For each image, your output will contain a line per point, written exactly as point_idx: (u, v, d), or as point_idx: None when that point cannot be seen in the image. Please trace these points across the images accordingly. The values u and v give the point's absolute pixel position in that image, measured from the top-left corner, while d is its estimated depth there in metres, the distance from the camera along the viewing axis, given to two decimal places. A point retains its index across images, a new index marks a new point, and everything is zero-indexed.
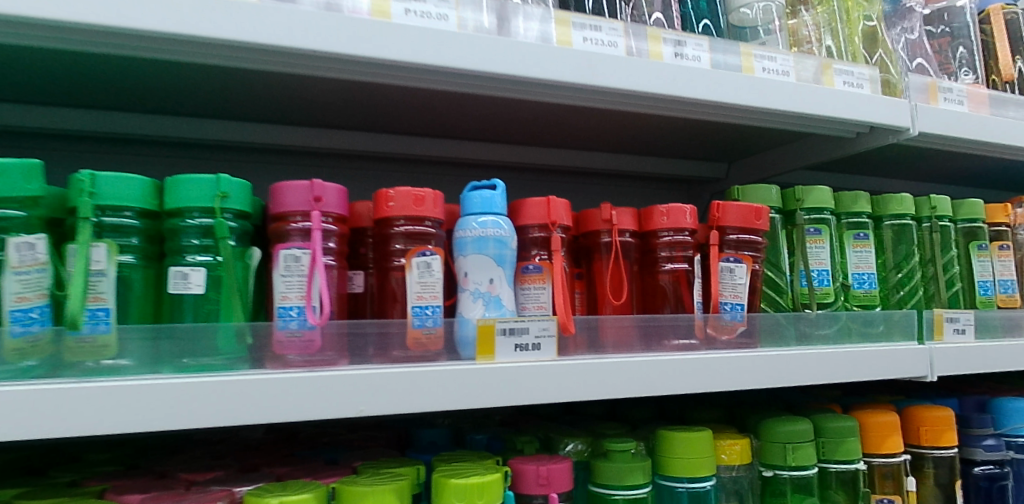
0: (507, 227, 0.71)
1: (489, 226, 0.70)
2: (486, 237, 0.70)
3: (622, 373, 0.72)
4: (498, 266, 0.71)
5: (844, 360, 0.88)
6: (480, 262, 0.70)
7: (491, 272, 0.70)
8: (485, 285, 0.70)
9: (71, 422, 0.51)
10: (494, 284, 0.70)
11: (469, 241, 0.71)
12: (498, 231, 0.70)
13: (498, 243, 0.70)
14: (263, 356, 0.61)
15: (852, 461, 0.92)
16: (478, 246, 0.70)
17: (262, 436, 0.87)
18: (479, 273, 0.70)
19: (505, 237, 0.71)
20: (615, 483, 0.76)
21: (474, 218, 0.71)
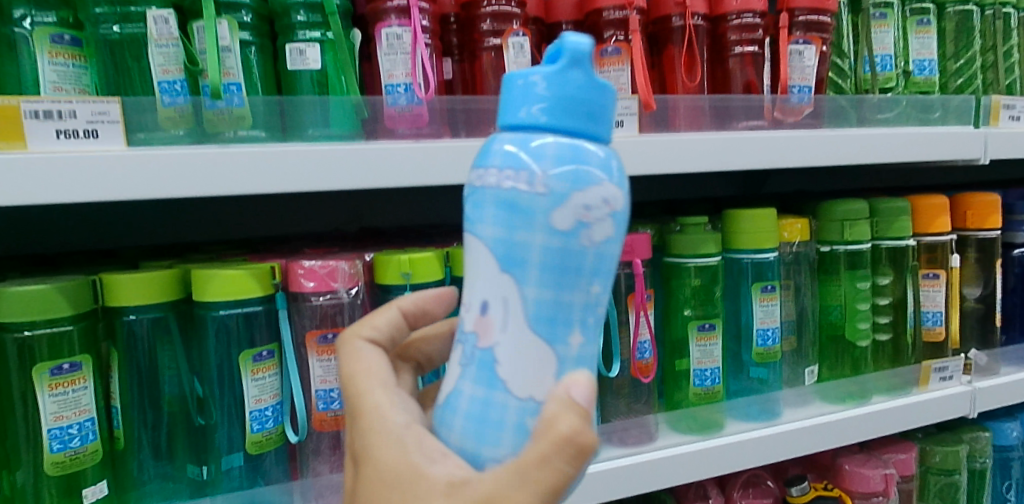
0: (504, 161, 0.45)
1: (495, 162, 0.46)
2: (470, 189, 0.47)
3: (697, 148, 0.78)
4: (490, 274, 0.46)
5: (902, 142, 0.92)
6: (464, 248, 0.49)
7: (473, 297, 0.47)
8: (461, 308, 0.48)
9: (231, 181, 0.58)
10: (478, 314, 0.46)
11: (510, 206, 0.45)
12: (494, 176, 0.45)
13: (474, 220, 0.46)
14: (376, 129, 0.66)
15: (904, 238, 0.99)
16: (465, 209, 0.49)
17: (356, 233, 0.93)
18: (468, 286, 0.47)
19: (508, 197, 0.45)
20: (689, 253, 0.84)
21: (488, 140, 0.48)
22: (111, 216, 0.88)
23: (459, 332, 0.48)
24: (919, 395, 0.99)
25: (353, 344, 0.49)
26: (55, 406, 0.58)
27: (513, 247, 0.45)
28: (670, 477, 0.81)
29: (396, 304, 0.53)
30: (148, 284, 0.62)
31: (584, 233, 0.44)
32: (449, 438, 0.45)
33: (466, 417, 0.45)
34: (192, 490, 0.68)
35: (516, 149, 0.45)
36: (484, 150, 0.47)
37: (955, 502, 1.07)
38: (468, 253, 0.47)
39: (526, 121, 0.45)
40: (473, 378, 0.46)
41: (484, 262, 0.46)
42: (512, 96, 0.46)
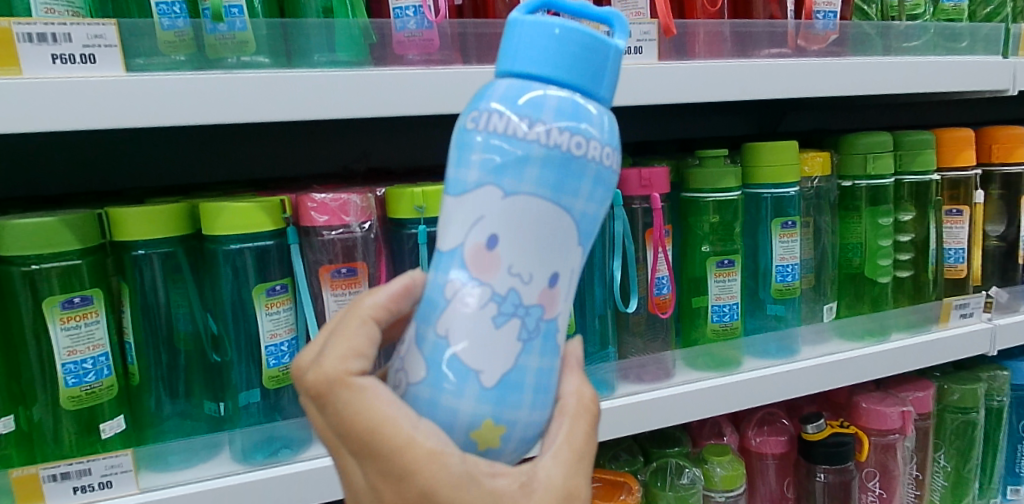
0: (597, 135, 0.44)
1: (593, 131, 0.44)
2: (556, 153, 0.43)
3: (718, 76, 0.75)
4: (566, 244, 0.44)
5: (928, 71, 0.88)
6: (517, 213, 0.43)
7: (542, 268, 0.43)
8: (507, 279, 0.43)
9: (237, 107, 0.57)
10: (547, 286, 0.44)
11: (602, 175, 0.45)
12: (595, 148, 0.44)
13: (561, 187, 0.43)
14: (385, 56, 0.64)
15: (927, 173, 0.96)
16: (526, 167, 0.42)
17: (366, 173, 0.92)
18: (527, 256, 0.43)
19: (602, 173, 0.45)
20: (708, 188, 0.82)
21: (555, 96, 0.43)
22: (116, 156, 0.87)
23: (509, 305, 0.43)
24: (939, 332, 0.98)
25: (352, 385, 0.38)
26: (68, 340, 0.58)
27: (593, 223, 0.46)
28: (688, 413, 0.81)
29: (369, 316, 0.41)
30: (155, 218, 0.61)
31: None
32: (519, 415, 0.43)
33: (535, 391, 0.43)
34: (212, 426, 0.68)
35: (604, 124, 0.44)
36: (563, 109, 0.43)
37: (970, 440, 1.06)
38: (541, 221, 0.43)
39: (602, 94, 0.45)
40: (540, 351, 0.44)
41: (564, 233, 0.44)
42: (591, 62, 0.44)
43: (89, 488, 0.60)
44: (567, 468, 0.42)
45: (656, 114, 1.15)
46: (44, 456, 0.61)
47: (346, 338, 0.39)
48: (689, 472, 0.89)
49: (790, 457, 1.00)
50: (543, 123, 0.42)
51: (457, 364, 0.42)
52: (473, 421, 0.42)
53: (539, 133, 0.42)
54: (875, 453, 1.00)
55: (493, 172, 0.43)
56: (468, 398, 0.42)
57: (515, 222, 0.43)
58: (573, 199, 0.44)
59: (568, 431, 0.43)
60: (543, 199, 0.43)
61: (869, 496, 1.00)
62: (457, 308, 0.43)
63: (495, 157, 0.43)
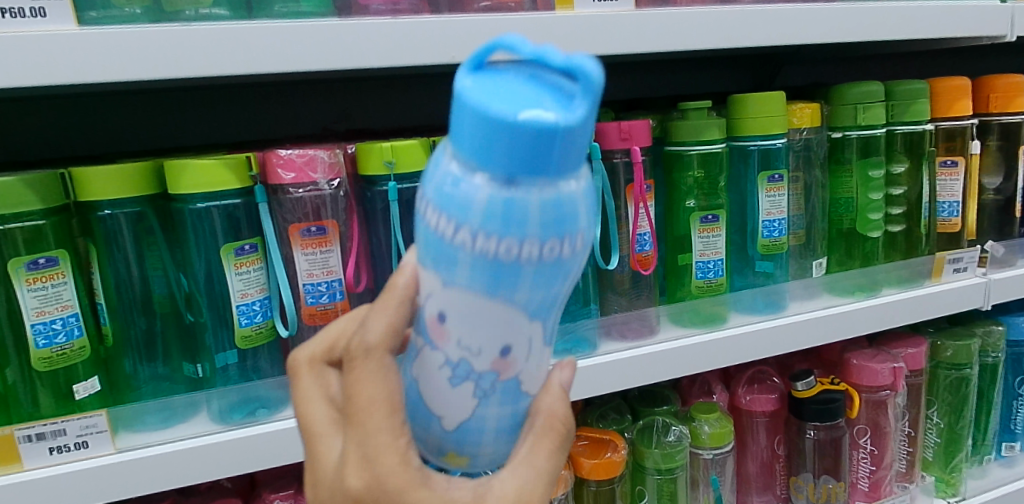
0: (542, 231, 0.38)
1: (527, 227, 0.38)
2: (484, 257, 0.39)
3: (699, 23, 0.73)
4: (515, 326, 0.41)
5: (921, 17, 0.85)
6: (451, 306, 0.41)
7: (489, 343, 0.42)
8: (457, 351, 0.42)
9: (193, 59, 0.55)
10: (498, 357, 0.42)
11: (553, 265, 0.40)
12: (532, 247, 0.39)
13: (499, 313, 0.41)
14: (351, 6, 0.64)
15: (920, 122, 0.94)
16: (456, 264, 0.40)
17: (345, 132, 0.90)
18: (475, 333, 0.41)
19: (547, 263, 0.40)
20: (691, 140, 0.81)
21: (483, 196, 0.38)
22: (93, 121, 0.86)
23: (460, 371, 0.43)
24: (932, 287, 0.96)
25: (381, 361, 0.41)
26: (36, 301, 0.58)
27: (548, 301, 0.42)
28: (671, 369, 0.80)
29: (405, 299, 0.42)
30: (119, 177, 0.60)
31: (565, 265, 0.41)
32: (480, 450, 0.45)
33: (500, 431, 0.45)
34: (189, 387, 0.68)
35: (543, 206, 0.38)
36: (492, 206, 0.38)
37: (963, 396, 1.05)
38: (481, 316, 0.41)
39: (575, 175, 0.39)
40: (500, 403, 0.44)
41: (509, 317, 0.41)
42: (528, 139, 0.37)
43: (66, 448, 0.60)
44: (520, 487, 0.42)
45: (646, 71, 1.13)
46: (19, 419, 0.60)
47: (390, 313, 0.41)
48: (676, 430, 0.88)
49: (780, 415, 1.00)
50: (469, 226, 0.39)
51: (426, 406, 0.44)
52: (438, 449, 0.45)
53: (464, 238, 0.39)
54: (866, 409, 0.99)
55: (431, 259, 0.41)
56: (432, 431, 0.45)
57: (451, 313, 0.41)
58: (513, 301, 0.41)
59: (529, 452, 0.44)
60: (477, 292, 0.40)
61: (860, 452, 0.99)
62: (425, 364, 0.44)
63: (432, 244, 0.41)
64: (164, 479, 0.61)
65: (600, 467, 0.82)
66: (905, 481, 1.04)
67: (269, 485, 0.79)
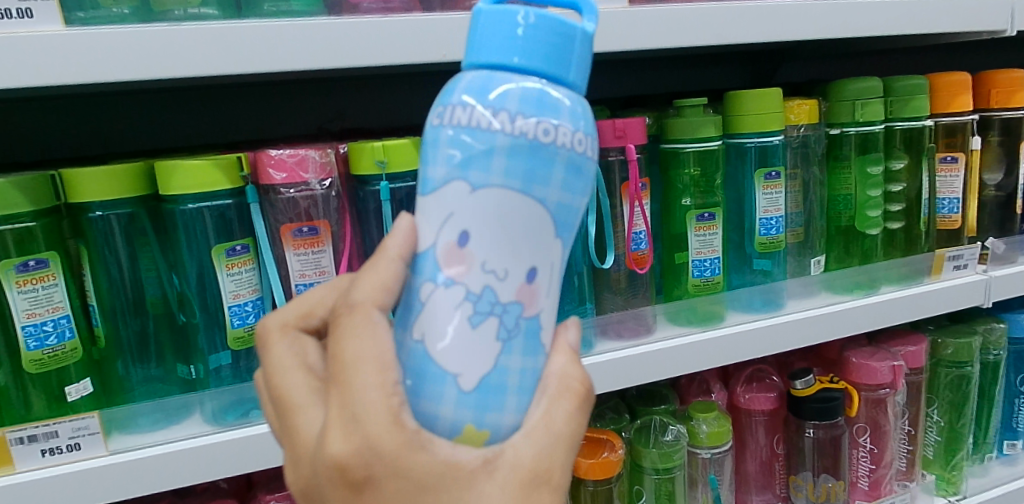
0: (570, 123, 0.45)
1: (560, 115, 0.44)
2: (521, 141, 0.43)
3: (693, 20, 0.72)
4: (545, 238, 0.45)
5: (920, 12, 0.84)
6: (483, 210, 0.43)
7: (517, 264, 0.44)
8: (481, 277, 0.43)
9: (181, 59, 0.55)
10: (525, 284, 0.44)
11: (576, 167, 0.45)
12: (563, 139, 0.44)
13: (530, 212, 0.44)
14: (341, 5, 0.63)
15: (919, 118, 0.93)
16: (492, 157, 0.43)
17: (340, 131, 0.90)
18: (500, 254, 0.43)
19: (574, 159, 0.45)
20: (687, 138, 0.80)
21: (518, 86, 0.44)
22: (89, 122, 0.87)
23: (483, 304, 0.43)
24: (931, 284, 0.95)
25: (369, 316, 0.40)
26: (27, 303, 0.58)
27: (569, 213, 0.46)
28: (668, 369, 0.79)
29: (397, 254, 0.43)
30: (110, 178, 0.60)
31: (584, 181, 0.46)
32: (503, 421, 0.43)
33: (521, 392, 0.44)
34: (183, 388, 0.67)
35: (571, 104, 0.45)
36: (527, 96, 0.44)
37: (964, 394, 1.05)
38: (515, 216, 0.43)
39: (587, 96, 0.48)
40: (522, 351, 0.44)
41: (540, 222, 0.44)
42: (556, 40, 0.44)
43: (59, 450, 0.59)
44: (541, 451, 0.41)
45: (642, 68, 1.12)
46: (11, 421, 0.60)
47: (381, 273, 0.42)
48: (674, 429, 0.88)
49: (779, 414, 0.99)
50: (507, 111, 0.43)
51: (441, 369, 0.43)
52: (453, 425, 0.42)
53: (503, 121, 0.43)
54: (866, 408, 0.99)
55: (459, 168, 0.44)
56: (450, 397, 0.43)
57: (479, 218, 0.43)
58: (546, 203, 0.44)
59: (549, 414, 0.42)
60: (512, 190, 0.43)
61: (860, 451, 0.98)
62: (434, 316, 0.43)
63: (460, 152, 0.44)
64: (158, 481, 0.61)
65: (597, 467, 0.81)
66: (905, 480, 1.03)
67: (264, 485, 0.78)
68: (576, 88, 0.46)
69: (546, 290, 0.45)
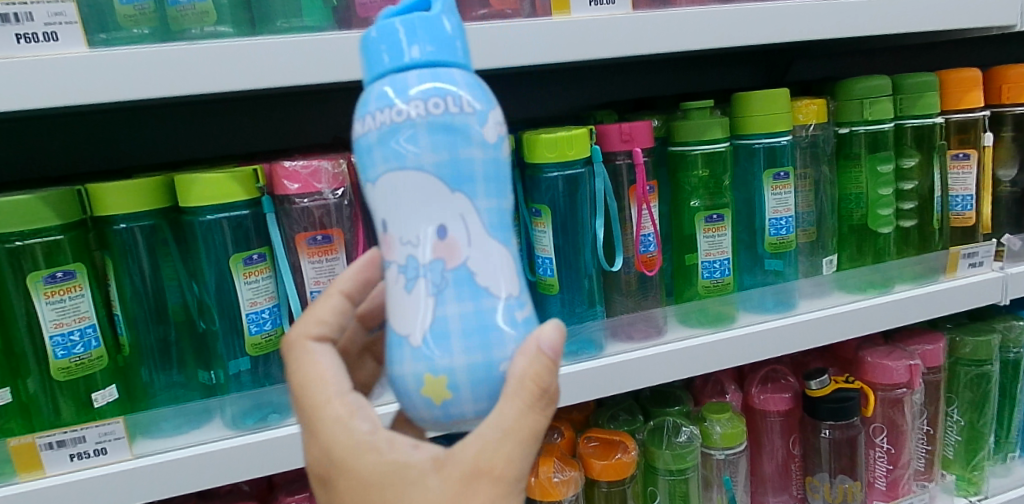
0: (464, 89, 0.45)
1: (414, 92, 0.44)
2: (386, 130, 0.44)
3: (697, 24, 0.73)
4: (442, 200, 0.44)
5: (927, 10, 0.84)
6: (427, 189, 0.44)
7: (423, 231, 0.44)
8: (401, 249, 0.45)
9: (197, 77, 0.57)
10: (436, 240, 0.44)
11: (450, 129, 0.44)
12: (417, 107, 0.43)
13: (460, 175, 0.44)
14: (349, 18, 0.65)
15: (930, 115, 0.93)
16: (420, 139, 0.44)
17: (355, 140, 0.92)
18: (407, 224, 0.45)
19: (439, 120, 0.44)
20: (694, 140, 0.81)
21: (381, 83, 0.45)
22: (112, 137, 0.90)
23: (409, 271, 0.45)
24: (946, 283, 0.94)
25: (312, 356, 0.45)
26: (54, 313, 0.60)
27: (461, 166, 0.44)
28: (680, 370, 0.79)
29: (337, 291, 0.49)
30: (132, 191, 0.62)
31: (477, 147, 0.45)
32: (463, 408, 0.43)
33: (467, 349, 0.43)
34: (204, 393, 0.70)
35: (426, 81, 0.44)
36: (385, 87, 0.44)
37: (984, 393, 1.04)
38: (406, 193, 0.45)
39: (448, 54, 0.45)
40: (454, 298, 0.44)
41: (427, 187, 0.44)
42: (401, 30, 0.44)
43: (85, 455, 0.62)
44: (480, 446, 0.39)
45: (652, 70, 1.13)
46: (42, 427, 0.63)
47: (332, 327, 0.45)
48: (687, 430, 0.88)
49: (795, 414, 0.99)
50: (373, 113, 0.44)
51: (445, 333, 0.44)
52: (416, 381, 0.44)
53: (370, 122, 0.44)
54: (882, 407, 0.98)
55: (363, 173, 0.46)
56: (462, 354, 0.43)
57: (421, 198, 0.44)
58: (427, 176, 0.44)
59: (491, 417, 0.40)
60: (394, 169, 0.44)
61: (877, 451, 0.98)
62: (388, 291, 0.46)
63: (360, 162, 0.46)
64: (182, 483, 0.63)
65: (611, 468, 0.82)
66: (924, 480, 1.03)
67: (285, 488, 0.80)
68: (461, 59, 0.46)
69: (505, 229, 0.46)
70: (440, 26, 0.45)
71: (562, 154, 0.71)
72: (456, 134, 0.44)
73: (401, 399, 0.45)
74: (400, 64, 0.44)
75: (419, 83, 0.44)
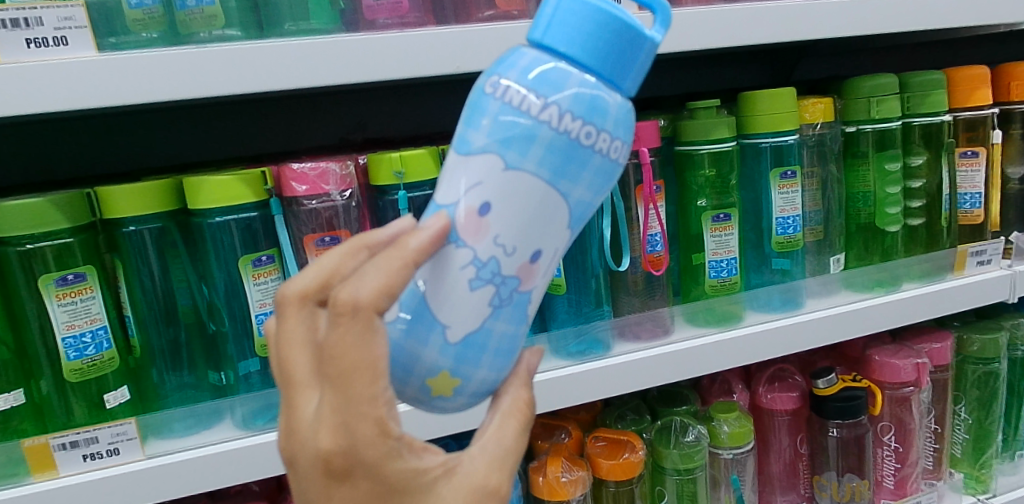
0: (626, 144, 0.47)
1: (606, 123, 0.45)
2: (564, 138, 0.44)
3: (703, 24, 0.73)
4: (553, 226, 0.46)
5: (935, 7, 0.84)
6: (550, 216, 0.45)
7: (527, 245, 0.45)
8: (491, 247, 0.44)
9: (204, 81, 0.57)
10: (529, 261, 0.45)
11: (601, 174, 0.46)
12: (603, 141, 0.46)
13: (577, 217, 0.47)
14: (356, 21, 0.65)
15: (937, 114, 0.93)
16: (584, 172, 0.45)
17: (363, 141, 0.93)
18: (517, 230, 0.45)
19: (605, 163, 0.46)
20: (701, 139, 0.81)
21: (575, 86, 0.45)
22: (122, 140, 0.90)
23: (488, 272, 0.44)
24: (954, 281, 0.94)
25: (370, 323, 0.37)
26: (66, 315, 0.61)
27: (584, 208, 0.47)
28: (686, 370, 0.79)
29: (410, 260, 0.39)
30: (142, 195, 0.63)
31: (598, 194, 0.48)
32: (449, 406, 0.47)
33: (496, 360, 0.46)
34: (214, 394, 0.70)
35: (619, 117, 0.46)
36: (581, 98, 0.45)
37: (992, 391, 1.03)
38: (532, 199, 0.45)
39: (630, 91, 0.47)
40: (509, 317, 0.46)
41: (557, 214, 0.46)
42: (615, 53, 0.46)
43: (98, 455, 0.62)
44: (489, 461, 0.42)
45: (657, 69, 1.13)
46: (54, 427, 0.63)
47: (386, 273, 0.38)
48: (695, 430, 0.88)
49: (802, 414, 0.99)
50: (558, 106, 0.44)
51: (484, 344, 0.45)
52: (432, 371, 0.45)
53: (552, 115, 0.44)
54: (889, 406, 0.98)
55: (500, 142, 0.44)
56: (486, 369, 0.46)
57: (541, 217, 0.45)
58: (559, 206, 0.45)
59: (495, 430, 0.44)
60: (542, 179, 0.44)
61: (885, 450, 0.98)
62: (446, 270, 0.44)
63: (505, 129, 0.44)
64: (193, 484, 0.63)
65: (618, 468, 0.82)
66: (933, 478, 1.03)
67: None
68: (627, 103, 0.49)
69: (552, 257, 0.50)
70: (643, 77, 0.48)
71: None
72: (601, 180, 0.47)
73: (395, 371, 0.45)
74: (589, 71, 0.46)
75: (613, 118, 0.46)
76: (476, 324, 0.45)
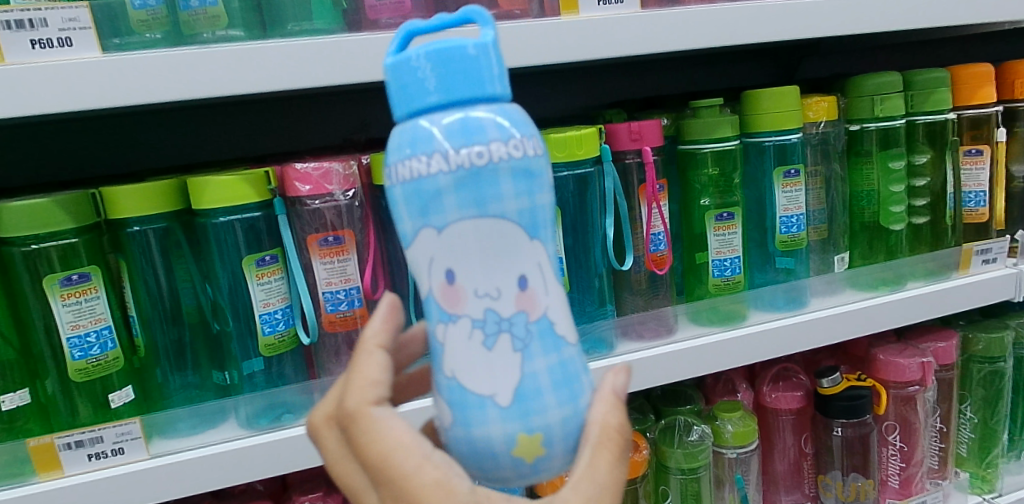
0: (528, 131, 0.44)
1: (488, 135, 0.43)
2: (462, 173, 0.43)
3: (705, 22, 0.73)
4: (521, 248, 0.44)
5: (938, 5, 0.84)
6: (506, 239, 0.43)
7: (505, 279, 0.44)
8: (476, 303, 0.44)
9: (208, 81, 0.57)
10: (518, 291, 0.44)
11: (524, 173, 0.44)
12: (499, 149, 0.43)
13: (535, 224, 0.45)
14: (359, 21, 0.65)
15: (941, 111, 0.93)
16: (502, 184, 0.43)
17: (366, 141, 0.93)
18: (483, 276, 0.43)
19: (519, 164, 0.43)
20: (704, 138, 0.81)
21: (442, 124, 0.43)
22: (126, 141, 0.91)
23: (489, 326, 0.44)
24: (959, 279, 0.94)
25: (370, 415, 0.41)
26: (71, 315, 0.61)
27: (536, 212, 0.44)
28: (690, 369, 0.79)
29: (375, 345, 0.45)
30: (145, 194, 0.63)
31: (541, 188, 0.45)
32: (553, 463, 0.44)
33: (555, 391, 0.44)
34: (218, 393, 0.70)
35: (495, 120, 0.43)
36: (452, 128, 0.43)
37: (997, 390, 1.03)
38: (484, 240, 0.43)
39: (497, 88, 0.44)
40: (542, 350, 0.44)
41: (509, 235, 0.43)
42: (463, 67, 0.43)
43: (104, 455, 0.62)
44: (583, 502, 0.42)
45: (659, 68, 1.13)
46: (59, 427, 0.64)
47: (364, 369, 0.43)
48: (699, 429, 0.88)
49: (807, 413, 0.99)
50: (449, 150, 0.43)
51: (536, 389, 0.44)
52: (508, 440, 0.43)
53: (443, 163, 0.43)
54: (895, 405, 0.98)
55: (420, 216, 0.44)
56: (556, 407, 0.44)
57: (496, 249, 0.43)
58: (507, 224, 0.43)
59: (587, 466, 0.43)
60: (471, 218, 0.43)
61: (890, 449, 0.97)
62: (455, 345, 0.44)
63: (418, 203, 0.44)
64: (199, 482, 0.63)
65: None
66: (938, 477, 1.02)
67: (299, 487, 0.81)
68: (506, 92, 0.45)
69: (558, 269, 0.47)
70: (500, 61, 0.44)
71: (571, 154, 0.71)
72: (531, 176, 0.44)
73: (479, 459, 0.44)
74: (455, 103, 0.43)
75: (494, 126, 0.43)
76: (480, 370, 0.44)
